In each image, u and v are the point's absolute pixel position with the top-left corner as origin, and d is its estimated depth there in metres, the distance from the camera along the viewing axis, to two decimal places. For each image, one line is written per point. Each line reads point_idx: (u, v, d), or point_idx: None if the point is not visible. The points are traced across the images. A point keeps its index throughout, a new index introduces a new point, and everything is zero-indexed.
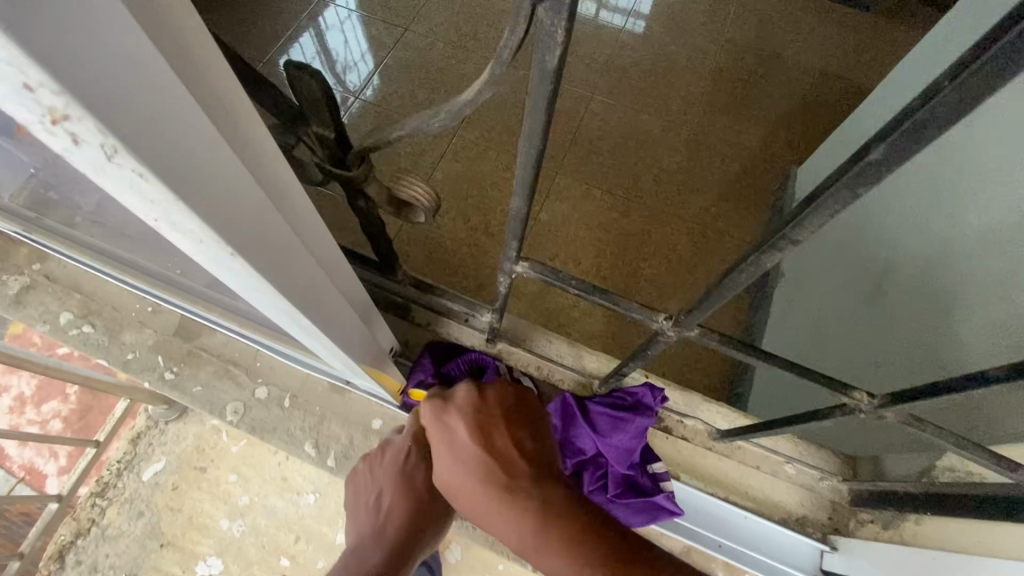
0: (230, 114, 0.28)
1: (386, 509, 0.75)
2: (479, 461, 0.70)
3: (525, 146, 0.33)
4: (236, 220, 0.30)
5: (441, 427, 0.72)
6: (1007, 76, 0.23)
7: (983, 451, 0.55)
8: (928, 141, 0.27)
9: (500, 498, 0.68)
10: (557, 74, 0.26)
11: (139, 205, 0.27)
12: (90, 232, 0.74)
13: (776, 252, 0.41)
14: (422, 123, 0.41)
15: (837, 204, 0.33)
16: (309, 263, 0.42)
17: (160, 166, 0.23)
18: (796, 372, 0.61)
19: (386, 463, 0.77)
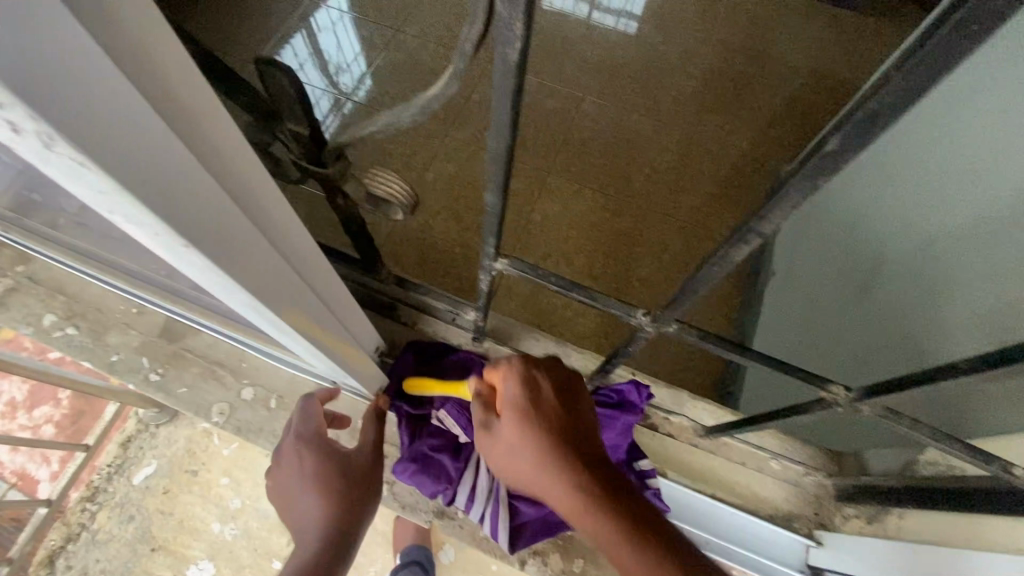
0: (192, 114, 0.28)
1: (307, 517, 0.63)
2: (553, 419, 0.58)
3: (493, 140, 0.33)
4: (190, 213, 0.30)
5: (521, 376, 0.60)
6: (953, 66, 0.23)
7: (955, 441, 0.56)
8: (881, 130, 0.27)
9: (566, 462, 0.55)
10: (519, 66, 0.26)
11: (89, 195, 0.27)
12: (71, 233, 0.74)
13: (746, 245, 0.41)
14: (394, 119, 0.41)
15: (800, 194, 0.33)
16: (276, 261, 0.42)
17: (102, 156, 0.24)
18: (775, 367, 0.61)
19: (289, 467, 0.67)
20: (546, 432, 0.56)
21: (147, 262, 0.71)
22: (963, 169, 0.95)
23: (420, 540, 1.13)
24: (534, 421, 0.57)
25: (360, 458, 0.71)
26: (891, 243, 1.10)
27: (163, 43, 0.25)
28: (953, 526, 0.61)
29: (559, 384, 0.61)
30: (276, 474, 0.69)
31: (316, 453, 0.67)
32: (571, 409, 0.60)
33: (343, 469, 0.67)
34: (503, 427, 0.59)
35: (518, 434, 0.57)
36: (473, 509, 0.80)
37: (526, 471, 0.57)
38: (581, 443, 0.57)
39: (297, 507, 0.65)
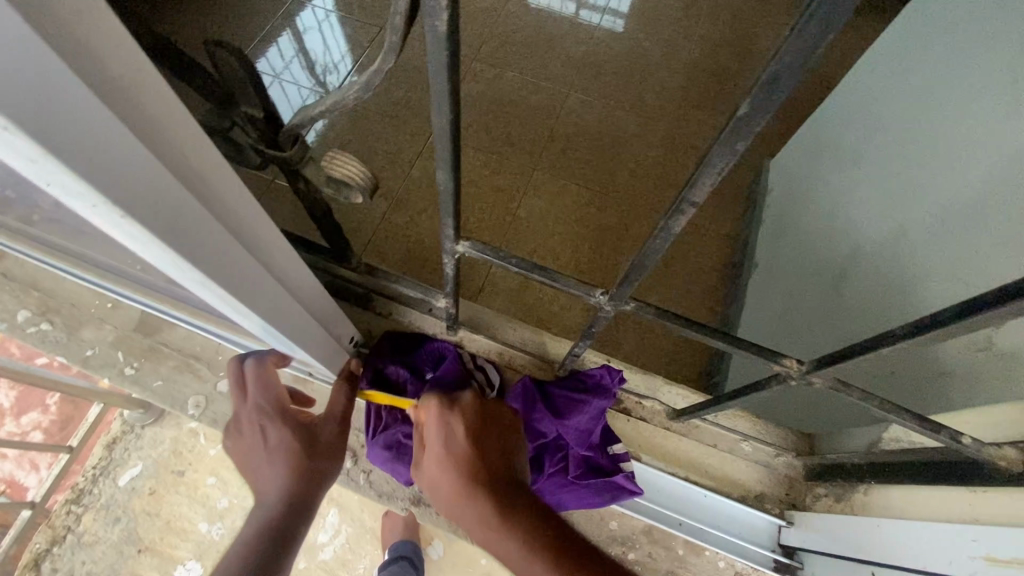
0: (130, 90, 0.29)
1: (267, 483, 0.62)
2: (462, 457, 0.63)
3: (436, 116, 0.34)
4: (127, 184, 0.31)
5: (437, 423, 0.67)
6: (838, 24, 0.24)
7: (906, 412, 0.57)
8: (784, 95, 0.28)
9: (471, 496, 0.60)
10: (449, 38, 0.27)
11: (23, 164, 0.28)
12: (41, 228, 0.74)
13: (680, 215, 0.42)
14: (339, 98, 0.41)
15: (723, 160, 0.34)
16: (228, 243, 0.43)
17: (27, 121, 0.25)
18: (734, 345, 0.62)
19: (250, 435, 0.65)
20: (455, 473, 0.62)
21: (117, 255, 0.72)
22: (935, 158, 0.96)
23: (407, 535, 1.12)
24: (444, 463, 0.63)
25: (324, 431, 0.69)
26: (861, 231, 1.12)
27: (91, 15, 0.26)
28: (915, 499, 0.63)
29: (473, 426, 0.66)
30: (237, 442, 0.67)
31: (279, 423, 0.65)
32: (484, 445, 0.65)
33: (308, 440, 0.66)
34: (427, 466, 0.66)
35: (436, 476, 0.64)
36: None
37: (445, 503, 0.63)
38: (491, 477, 0.61)
39: (257, 472, 0.64)
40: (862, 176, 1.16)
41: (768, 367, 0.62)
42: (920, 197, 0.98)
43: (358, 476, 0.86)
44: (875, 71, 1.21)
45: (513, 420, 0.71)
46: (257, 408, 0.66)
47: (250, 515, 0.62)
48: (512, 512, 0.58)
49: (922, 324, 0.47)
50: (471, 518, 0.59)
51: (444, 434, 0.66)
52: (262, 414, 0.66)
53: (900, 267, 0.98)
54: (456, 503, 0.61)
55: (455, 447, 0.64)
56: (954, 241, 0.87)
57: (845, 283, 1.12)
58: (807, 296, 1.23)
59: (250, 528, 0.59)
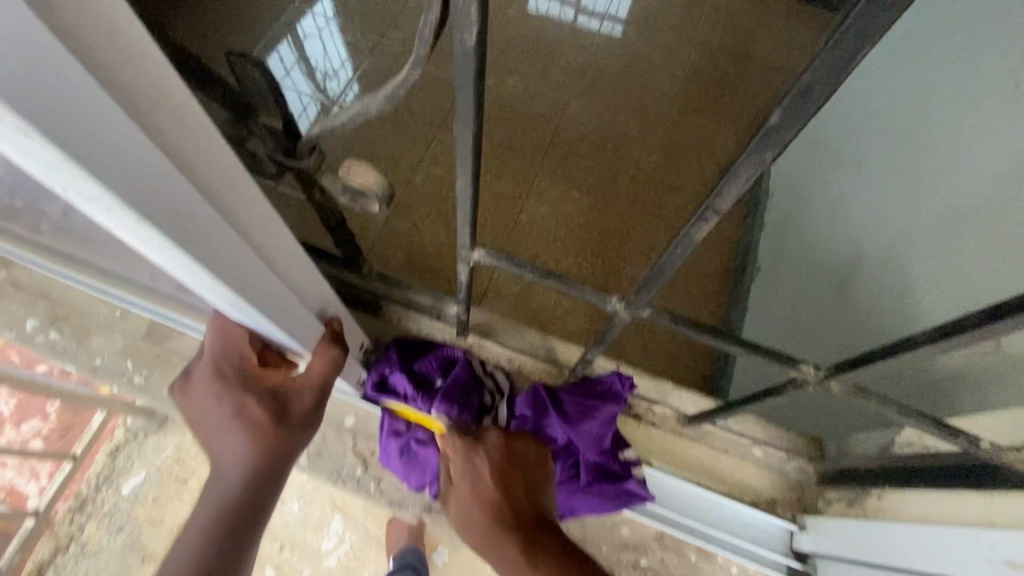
0: (143, 88, 0.29)
1: (227, 457, 0.59)
2: (490, 503, 0.64)
3: (462, 127, 0.35)
4: (141, 186, 0.31)
5: (465, 468, 0.69)
6: (872, 39, 0.24)
7: (924, 416, 0.57)
8: (815, 107, 0.28)
9: (499, 543, 0.60)
10: (479, 52, 0.28)
11: (38, 168, 0.28)
12: (51, 236, 0.74)
13: (702, 222, 0.42)
14: (362, 110, 0.42)
15: (750, 169, 0.34)
16: (240, 244, 0.43)
17: (51, 131, 0.25)
18: (749, 351, 0.63)
19: (211, 402, 0.61)
20: (481, 515, 0.64)
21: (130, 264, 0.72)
22: (939, 162, 0.96)
23: (413, 542, 1.12)
24: (471, 505, 0.65)
25: (296, 402, 0.64)
26: (865, 236, 1.12)
27: (107, 17, 0.27)
28: (930, 504, 0.63)
29: (496, 465, 0.68)
30: (195, 401, 0.63)
31: (240, 393, 0.61)
32: (512, 490, 0.66)
33: (274, 413, 0.61)
34: (455, 506, 0.68)
35: (468, 525, 0.65)
36: None
37: (472, 543, 0.64)
38: (513, 518, 0.63)
39: (218, 441, 0.60)
40: (866, 180, 1.17)
41: (783, 371, 0.62)
42: (925, 200, 0.98)
43: (369, 483, 0.87)
44: (876, 75, 1.22)
45: (544, 456, 0.73)
46: (220, 371, 0.62)
47: (210, 485, 0.59)
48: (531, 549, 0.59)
49: (942, 329, 0.47)
50: (499, 567, 0.59)
51: (470, 474, 0.68)
52: (223, 381, 0.61)
53: (903, 270, 0.98)
54: (481, 545, 0.62)
55: (481, 488, 0.66)
56: (959, 244, 0.87)
57: (850, 287, 1.12)
58: (813, 299, 1.23)
59: (209, 502, 0.57)
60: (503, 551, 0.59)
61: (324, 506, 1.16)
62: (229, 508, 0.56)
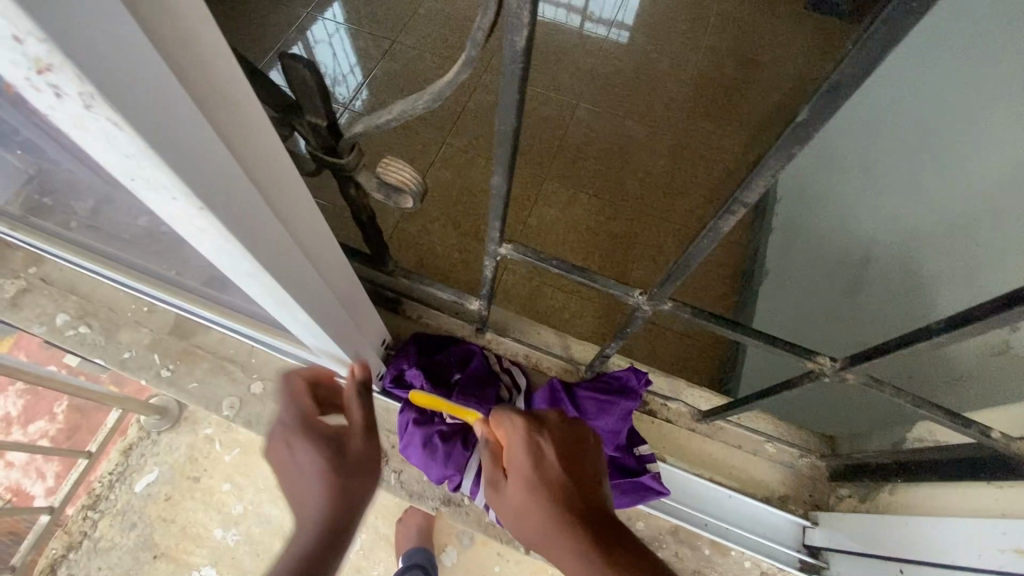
0: (221, 90, 0.29)
1: (304, 506, 0.57)
2: (557, 486, 0.61)
3: (503, 123, 0.37)
4: (209, 180, 0.31)
5: (524, 444, 0.65)
6: (899, 39, 0.26)
7: (939, 408, 0.59)
8: (843, 104, 0.30)
9: (573, 535, 0.57)
10: (526, 53, 0.30)
11: (113, 158, 0.28)
12: (88, 228, 0.77)
13: (730, 215, 0.44)
14: (406, 107, 0.44)
15: (778, 163, 0.36)
16: (286, 239, 0.43)
17: (136, 121, 0.25)
18: (768, 344, 0.64)
19: (282, 450, 0.60)
20: (546, 499, 0.60)
21: (163, 259, 0.74)
22: (946, 165, 0.98)
23: (421, 542, 1.11)
24: (536, 486, 0.62)
25: (361, 445, 0.62)
26: (877, 239, 1.13)
27: (198, 19, 0.26)
28: (944, 498, 0.64)
29: (562, 448, 0.65)
30: (268, 454, 0.62)
31: (313, 438, 0.60)
32: (578, 476, 0.63)
33: (338, 459, 0.59)
34: (511, 485, 0.64)
35: (525, 503, 0.62)
36: (478, 495, 0.83)
37: (530, 524, 0.61)
38: (583, 508, 0.60)
39: (293, 492, 0.59)
40: (874, 185, 1.18)
41: (800, 365, 0.64)
42: (933, 203, 0.99)
43: (390, 476, 0.89)
44: (881, 81, 1.23)
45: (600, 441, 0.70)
46: (297, 418, 0.62)
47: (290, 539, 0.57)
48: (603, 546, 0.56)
49: (957, 320, 0.48)
50: (569, 560, 0.57)
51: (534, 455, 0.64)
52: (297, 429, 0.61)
53: (913, 273, 0.99)
54: (545, 533, 0.59)
55: (548, 471, 0.62)
56: (968, 246, 0.88)
57: (860, 289, 1.14)
58: (822, 302, 1.24)
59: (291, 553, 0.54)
60: (574, 541, 0.57)
61: None
62: (312, 558, 0.53)
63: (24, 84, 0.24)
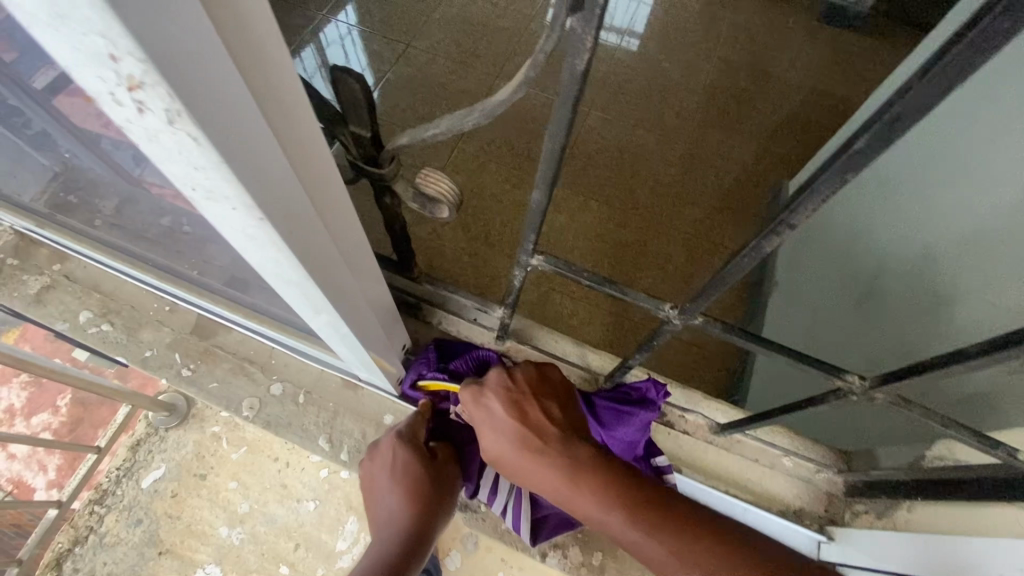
0: (288, 106, 0.30)
1: (393, 508, 0.73)
2: (513, 434, 0.71)
3: (554, 138, 0.38)
4: (271, 192, 0.32)
5: (476, 407, 0.74)
6: (964, 73, 0.26)
7: (965, 428, 0.60)
8: (902, 132, 0.31)
9: (541, 468, 0.68)
10: (586, 76, 0.31)
11: (182, 169, 0.29)
12: (115, 227, 0.78)
13: (773, 236, 0.45)
14: (456, 121, 0.45)
15: (828, 188, 0.37)
16: (331, 249, 0.44)
17: (213, 136, 0.25)
18: (793, 358, 0.65)
19: (383, 462, 0.77)
20: (511, 447, 0.70)
21: (188, 260, 0.75)
22: (954, 181, 0.98)
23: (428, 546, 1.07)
24: (500, 440, 0.72)
25: (445, 468, 0.79)
26: (891, 255, 1.13)
27: (270, 38, 0.27)
28: (962, 517, 0.64)
29: (506, 399, 0.73)
30: (369, 465, 0.78)
31: (407, 453, 0.76)
32: (528, 414, 0.72)
33: (426, 475, 0.76)
34: (484, 445, 0.74)
35: (500, 456, 0.72)
36: (496, 502, 0.85)
37: (512, 471, 0.72)
38: (543, 442, 0.70)
39: (386, 494, 0.75)
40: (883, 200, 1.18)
41: (827, 382, 0.65)
42: (944, 221, 0.99)
43: None
44: None
45: (547, 374, 0.78)
46: (395, 437, 0.78)
47: (380, 533, 0.73)
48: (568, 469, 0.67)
49: (992, 342, 0.48)
50: (552, 489, 0.68)
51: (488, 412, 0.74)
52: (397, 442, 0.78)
53: (929, 289, 0.99)
54: (524, 473, 0.70)
55: (501, 424, 0.72)
56: (982, 265, 0.88)
57: (872, 304, 1.14)
58: (833, 316, 1.25)
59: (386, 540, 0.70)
60: (547, 472, 0.68)
61: (341, 505, 1.17)
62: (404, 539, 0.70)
63: (107, 98, 0.24)
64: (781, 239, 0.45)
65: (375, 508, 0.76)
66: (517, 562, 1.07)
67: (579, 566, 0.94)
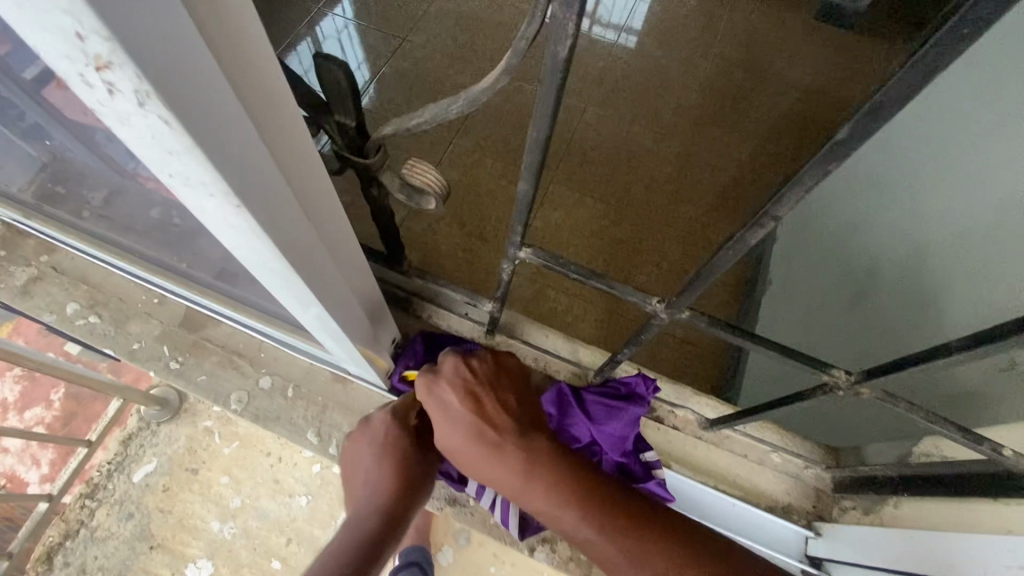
0: (264, 89, 0.29)
1: (375, 486, 0.72)
2: (469, 426, 0.70)
3: (537, 127, 0.38)
4: (248, 178, 0.31)
5: (431, 396, 0.72)
6: (945, 61, 0.26)
7: (950, 423, 0.60)
8: (884, 122, 0.30)
9: (496, 460, 0.69)
10: (567, 62, 0.31)
11: (156, 154, 0.28)
12: (101, 218, 0.77)
13: (759, 229, 0.44)
14: (441, 109, 0.45)
15: (813, 179, 0.37)
16: (314, 239, 0.43)
17: (187, 120, 0.25)
18: (781, 354, 0.65)
19: (371, 440, 0.76)
20: (466, 439, 0.70)
21: (174, 252, 0.74)
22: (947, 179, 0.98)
23: (419, 540, 1.07)
24: (455, 431, 0.70)
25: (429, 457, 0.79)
26: (884, 253, 1.13)
27: (243, 19, 0.26)
28: (948, 512, 0.64)
29: (462, 390, 0.72)
30: (357, 439, 0.78)
31: (398, 435, 0.76)
32: (485, 411, 0.71)
33: (414, 460, 0.76)
34: (437, 434, 0.73)
35: (453, 445, 0.71)
36: (484, 496, 0.85)
37: (464, 461, 0.71)
38: (500, 436, 0.70)
39: (369, 472, 0.74)
40: (875, 198, 1.18)
41: (815, 377, 0.65)
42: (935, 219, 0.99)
43: None
44: None
45: (504, 365, 0.77)
46: (389, 417, 0.78)
47: (357, 511, 0.72)
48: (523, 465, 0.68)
49: (978, 338, 0.48)
50: (505, 480, 0.69)
51: (442, 403, 0.72)
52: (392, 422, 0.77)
53: (919, 288, 0.99)
54: (476, 465, 0.70)
55: (458, 416, 0.71)
56: (975, 262, 0.88)
57: (863, 302, 1.15)
58: (825, 313, 1.25)
59: (363, 520, 0.70)
60: (503, 465, 0.69)
61: (333, 500, 1.17)
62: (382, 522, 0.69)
63: (76, 79, 0.24)
64: (767, 232, 0.45)
65: (354, 483, 0.75)
66: (508, 557, 1.07)
67: (568, 560, 0.94)
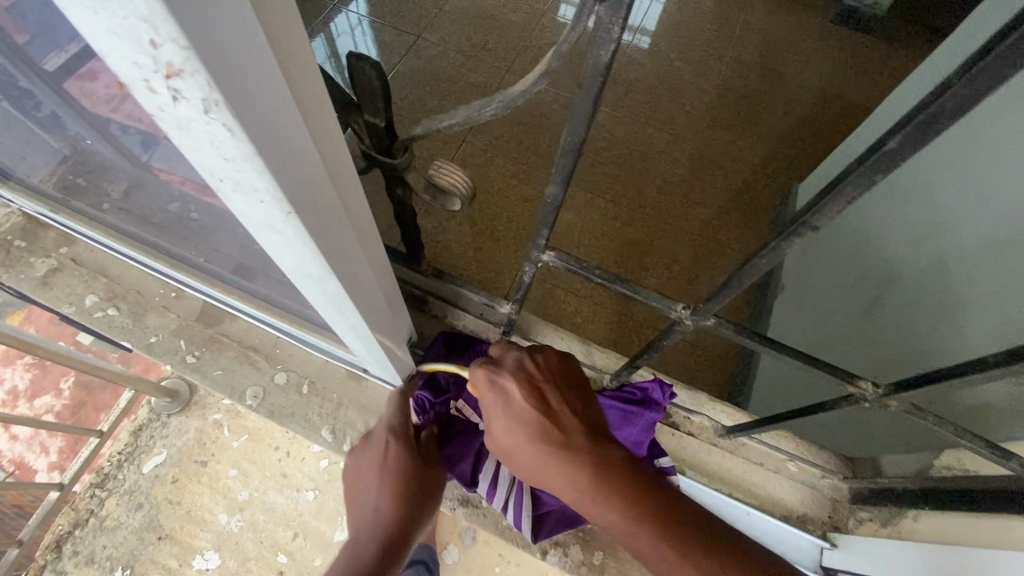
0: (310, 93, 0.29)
1: (375, 505, 0.70)
2: (531, 424, 0.63)
3: (572, 131, 0.37)
4: (299, 180, 0.31)
5: (492, 389, 0.66)
6: (1007, 75, 0.26)
7: (979, 439, 0.59)
8: (937, 133, 0.30)
9: (557, 462, 0.61)
10: (608, 68, 0.31)
11: (211, 160, 0.28)
12: (120, 211, 0.78)
13: (793, 238, 0.44)
14: (474, 112, 0.44)
15: (855, 189, 0.36)
16: (354, 241, 0.43)
17: (248, 125, 0.25)
18: (805, 363, 0.64)
19: (369, 454, 0.75)
20: (526, 437, 0.63)
21: (193, 247, 0.74)
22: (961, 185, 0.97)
23: None
24: (515, 428, 0.64)
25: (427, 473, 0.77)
26: (900, 261, 1.12)
27: (294, 24, 0.26)
28: (968, 526, 0.64)
29: (527, 384, 0.65)
30: (354, 457, 0.76)
31: (395, 449, 0.74)
32: (549, 406, 0.64)
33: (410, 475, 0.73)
34: (494, 429, 0.66)
35: (512, 441, 0.64)
36: (496, 498, 0.84)
37: (524, 460, 0.64)
38: (564, 436, 0.62)
39: (367, 492, 0.72)
40: (892, 205, 1.17)
41: (840, 388, 0.64)
42: (956, 227, 0.98)
43: None
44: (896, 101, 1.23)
45: (570, 362, 0.70)
46: (387, 430, 0.77)
47: (357, 532, 0.69)
48: (591, 467, 0.61)
49: (1015, 351, 0.47)
50: (569, 486, 0.61)
51: (504, 397, 0.65)
52: (388, 436, 0.76)
53: (938, 297, 0.98)
54: (538, 466, 0.63)
55: (519, 412, 0.64)
56: (992, 272, 0.87)
57: (879, 310, 1.13)
58: (841, 321, 1.24)
59: (364, 542, 0.67)
60: (567, 467, 0.61)
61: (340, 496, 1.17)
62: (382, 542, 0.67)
63: (140, 86, 0.24)
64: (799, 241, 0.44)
65: (354, 504, 0.73)
66: None
67: (580, 564, 0.94)
